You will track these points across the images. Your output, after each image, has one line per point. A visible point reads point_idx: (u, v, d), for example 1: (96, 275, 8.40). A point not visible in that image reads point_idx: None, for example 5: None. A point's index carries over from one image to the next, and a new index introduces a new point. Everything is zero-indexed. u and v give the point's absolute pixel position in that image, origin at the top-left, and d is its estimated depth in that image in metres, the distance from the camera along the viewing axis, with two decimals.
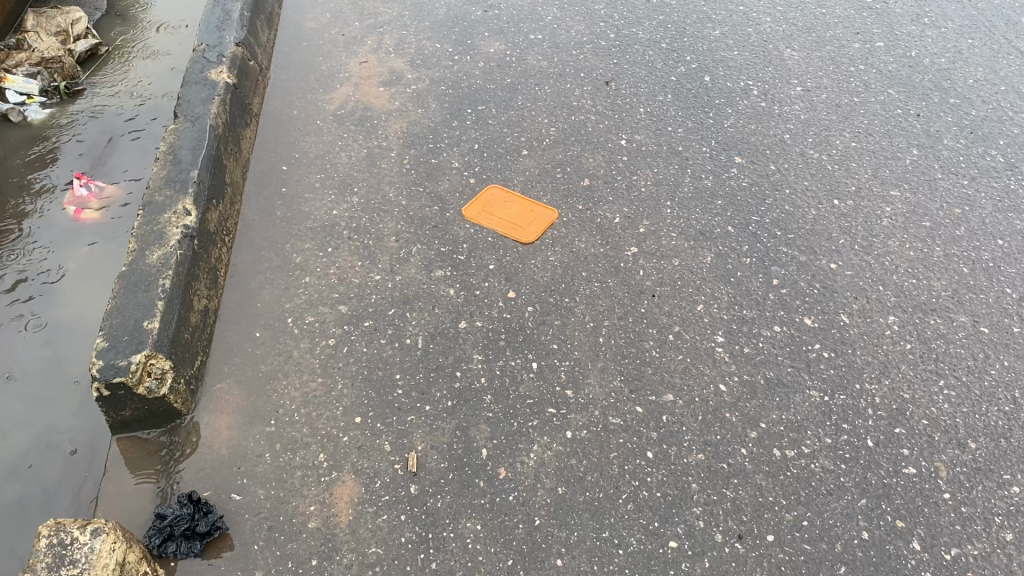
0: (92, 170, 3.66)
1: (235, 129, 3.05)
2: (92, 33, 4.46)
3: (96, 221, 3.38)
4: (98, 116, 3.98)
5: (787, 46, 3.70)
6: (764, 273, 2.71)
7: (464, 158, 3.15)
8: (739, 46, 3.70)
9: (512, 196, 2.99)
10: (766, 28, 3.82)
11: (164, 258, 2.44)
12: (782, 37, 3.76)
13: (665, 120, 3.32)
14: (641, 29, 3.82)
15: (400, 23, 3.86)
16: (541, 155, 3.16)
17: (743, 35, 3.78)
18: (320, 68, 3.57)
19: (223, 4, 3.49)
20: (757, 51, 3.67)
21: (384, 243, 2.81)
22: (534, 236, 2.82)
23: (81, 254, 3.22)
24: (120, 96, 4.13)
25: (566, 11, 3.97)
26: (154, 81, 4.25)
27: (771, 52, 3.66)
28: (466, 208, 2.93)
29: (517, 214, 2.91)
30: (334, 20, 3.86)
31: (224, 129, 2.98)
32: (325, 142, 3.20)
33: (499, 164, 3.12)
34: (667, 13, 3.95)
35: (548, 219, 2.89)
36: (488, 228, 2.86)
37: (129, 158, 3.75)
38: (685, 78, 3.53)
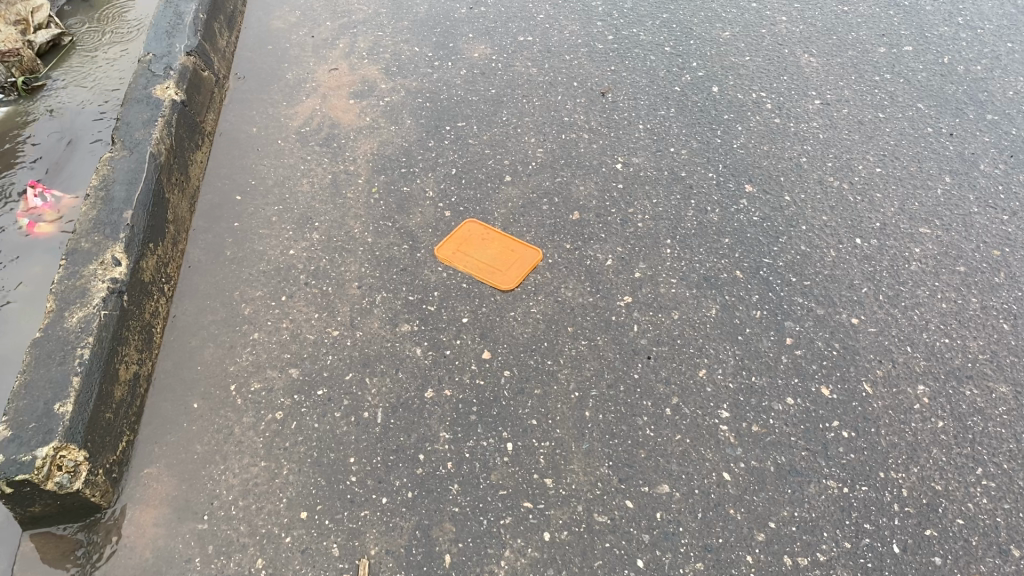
0: (49, 178, 3.32)
1: (182, 154, 2.72)
2: (53, 22, 4.05)
3: (51, 236, 3.07)
4: (54, 116, 3.62)
5: (805, 50, 3.33)
6: (776, 330, 2.38)
7: (440, 186, 2.81)
8: (752, 51, 3.33)
9: (492, 232, 2.65)
10: (781, 29, 3.45)
11: (85, 321, 2.12)
12: (799, 40, 3.38)
13: (666, 139, 2.96)
14: (642, 30, 3.45)
15: (377, 22, 3.50)
16: (526, 182, 2.82)
17: (756, 37, 3.41)
18: (285, 76, 3.22)
19: (176, 4, 3.13)
20: (771, 56, 3.30)
21: (345, 290, 2.49)
22: (515, 282, 2.50)
23: (32, 277, 2.90)
24: (80, 92, 3.76)
25: (560, 9, 3.59)
26: (116, 74, 3.88)
27: (787, 57, 3.30)
28: (440, 247, 2.61)
29: (497, 255, 2.58)
30: (303, 20, 3.50)
31: (168, 156, 2.64)
32: (286, 167, 2.86)
33: (479, 193, 2.79)
34: (672, 11, 3.57)
35: (532, 262, 2.56)
36: (463, 273, 2.54)
37: (90, 161, 3.40)
38: (690, 88, 3.17)
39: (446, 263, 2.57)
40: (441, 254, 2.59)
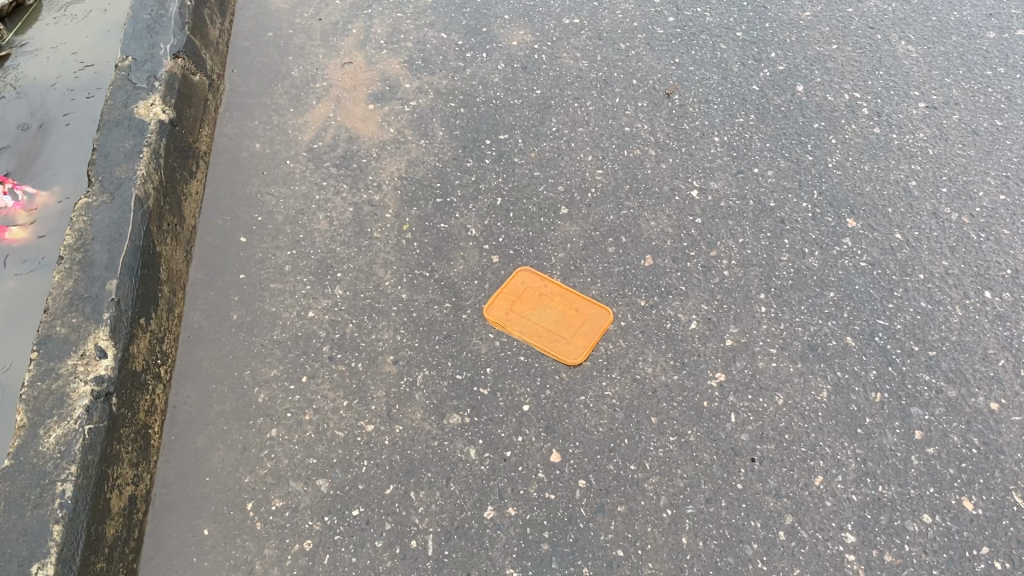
0: (17, 171, 2.71)
1: (173, 191, 2.25)
2: None
3: (27, 247, 2.47)
4: (31, 85, 3.03)
5: (901, 36, 2.84)
6: (901, 421, 1.99)
7: (484, 222, 2.35)
8: (839, 37, 2.83)
9: (550, 285, 2.22)
10: (870, 7, 2.94)
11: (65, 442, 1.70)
12: (892, 23, 2.89)
13: (748, 156, 2.50)
14: (707, 8, 2.94)
15: None
16: (586, 216, 2.36)
17: (841, 18, 2.90)
18: (290, 74, 2.72)
19: None
20: (862, 43, 2.81)
21: (378, 368, 2.06)
22: (583, 353, 2.09)
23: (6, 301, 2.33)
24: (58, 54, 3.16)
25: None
26: (99, 30, 3.27)
27: (880, 45, 2.80)
28: (489, 305, 2.18)
29: (559, 316, 2.16)
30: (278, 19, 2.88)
31: (157, 196, 2.18)
32: (297, 197, 2.40)
33: (532, 231, 2.33)
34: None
35: (601, 325, 2.14)
36: (520, 341, 2.11)
37: (66, 152, 2.79)
38: (771, 86, 2.69)
39: (499, 326, 2.14)
40: (492, 315, 2.16)
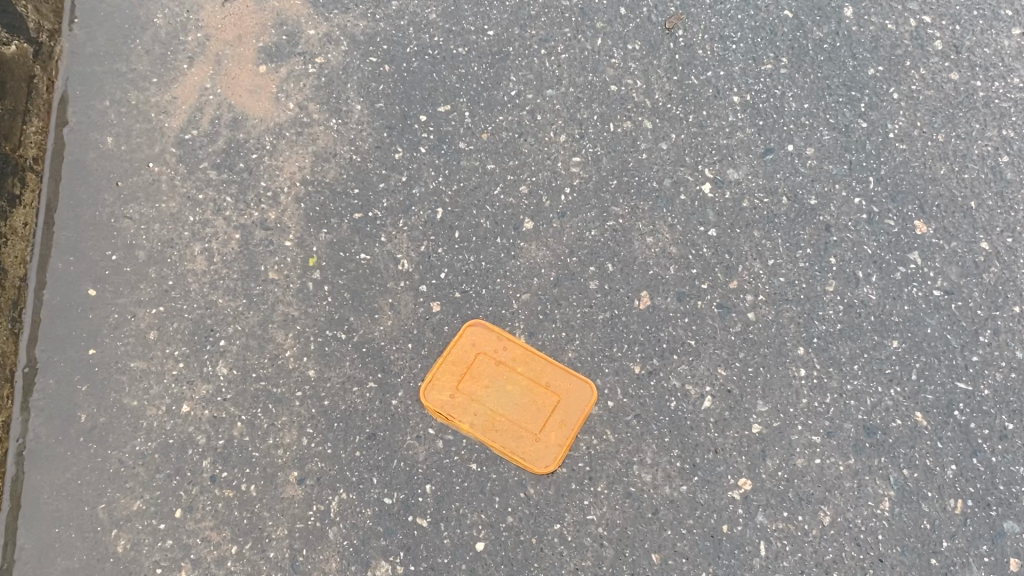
0: None
1: None
2: None
3: None
4: None
5: None
6: (991, 544, 1.48)
7: (420, 247, 1.71)
8: None
9: (510, 348, 1.63)
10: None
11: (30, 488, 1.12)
12: None
13: (779, 125, 1.82)
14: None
15: None
16: (558, 233, 1.72)
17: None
18: (148, 14, 1.93)
19: None
20: None
21: (277, 492, 1.53)
22: (558, 455, 1.53)
23: None
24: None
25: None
26: None
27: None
28: (429, 385, 1.59)
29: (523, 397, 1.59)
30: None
31: None
32: (165, 222, 1.75)
33: (484, 261, 1.70)
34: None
35: (581, 407, 1.57)
36: (471, 441, 1.55)
37: None
38: (810, 8, 1.94)
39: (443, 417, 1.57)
40: (434, 399, 1.58)
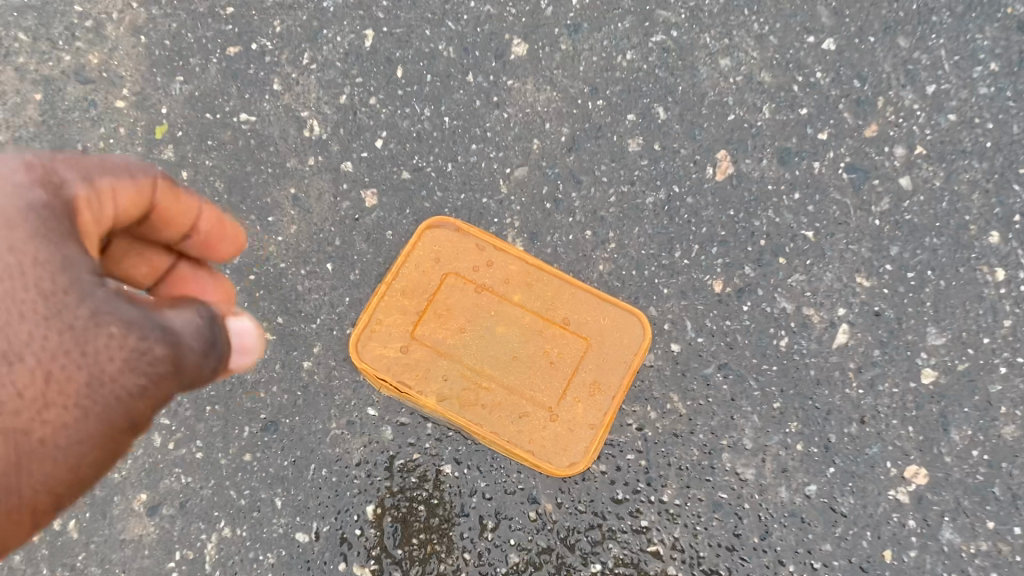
0: None
1: None
2: None
3: None
4: None
5: None
6: None
7: (339, 99, 1.02)
8: None
9: (498, 261, 0.95)
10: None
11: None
12: None
13: None
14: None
15: None
16: (569, 60, 1.02)
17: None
18: None
19: None
20: None
21: (116, 531, 0.90)
22: (592, 442, 0.88)
23: None
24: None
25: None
26: None
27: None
28: (363, 333, 0.92)
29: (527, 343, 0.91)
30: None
31: None
32: None
33: (448, 116, 1.00)
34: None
35: (626, 356, 0.91)
36: (441, 428, 0.90)
37: None
38: None
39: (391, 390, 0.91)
40: (375, 358, 0.92)
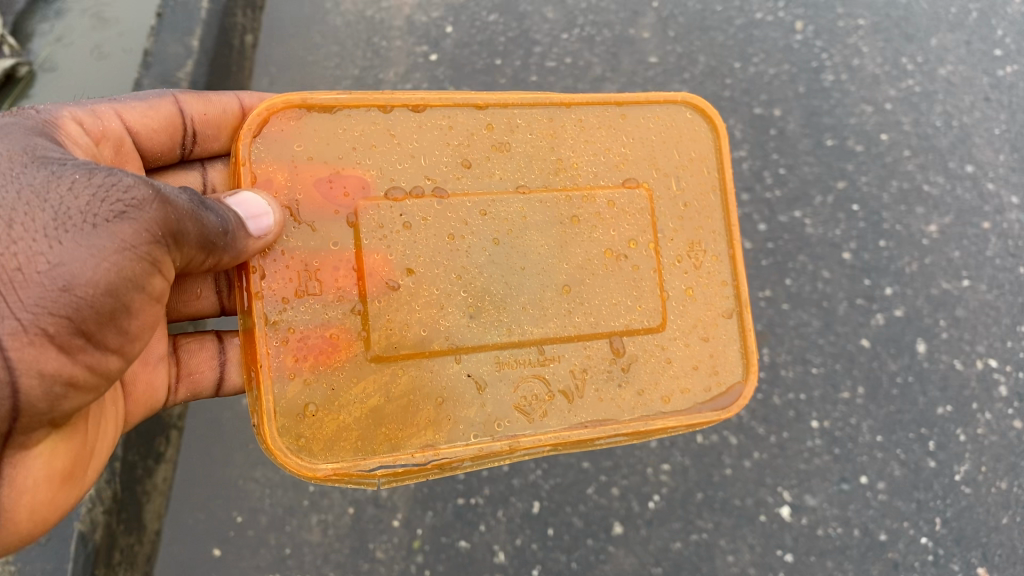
0: None
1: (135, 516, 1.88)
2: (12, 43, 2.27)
3: None
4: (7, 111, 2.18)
5: None
6: None
7: (534, 552, 2.01)
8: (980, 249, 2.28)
9: (463, 188, 1.50)
10: (997, 165, 2.35)
11: (509, 459, 1.56)
12: None
13: (855, 457, 2.10)
14: (801, 156, 2.35)
15: (424, 68, 2.39)
16: (644, 544, 2.02)
17: (964, 188, 2.33)
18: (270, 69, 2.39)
19: None
20: (1006, 264, 2.27)
21: None
22: (744, 321, 1.64)
23: None
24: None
25: (666, 80, 2.40)
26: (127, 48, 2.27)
27: (1009, 239, 2.29)
28: (266, 438, 1.36)
29: (540, 240, 1.53)
30: (327, 76, 2.38)
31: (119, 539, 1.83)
32: (287, 488, 2.04)
33: (584, 563, 2.01)
34: (830, 108, 2.40)
35: (708, 181, 1.66)
36: (578, 447, 1.56)
37: None
38: (888, 348, 2.18)
39: (389, 451, 1.43)
40: (318, 458, 1.40)
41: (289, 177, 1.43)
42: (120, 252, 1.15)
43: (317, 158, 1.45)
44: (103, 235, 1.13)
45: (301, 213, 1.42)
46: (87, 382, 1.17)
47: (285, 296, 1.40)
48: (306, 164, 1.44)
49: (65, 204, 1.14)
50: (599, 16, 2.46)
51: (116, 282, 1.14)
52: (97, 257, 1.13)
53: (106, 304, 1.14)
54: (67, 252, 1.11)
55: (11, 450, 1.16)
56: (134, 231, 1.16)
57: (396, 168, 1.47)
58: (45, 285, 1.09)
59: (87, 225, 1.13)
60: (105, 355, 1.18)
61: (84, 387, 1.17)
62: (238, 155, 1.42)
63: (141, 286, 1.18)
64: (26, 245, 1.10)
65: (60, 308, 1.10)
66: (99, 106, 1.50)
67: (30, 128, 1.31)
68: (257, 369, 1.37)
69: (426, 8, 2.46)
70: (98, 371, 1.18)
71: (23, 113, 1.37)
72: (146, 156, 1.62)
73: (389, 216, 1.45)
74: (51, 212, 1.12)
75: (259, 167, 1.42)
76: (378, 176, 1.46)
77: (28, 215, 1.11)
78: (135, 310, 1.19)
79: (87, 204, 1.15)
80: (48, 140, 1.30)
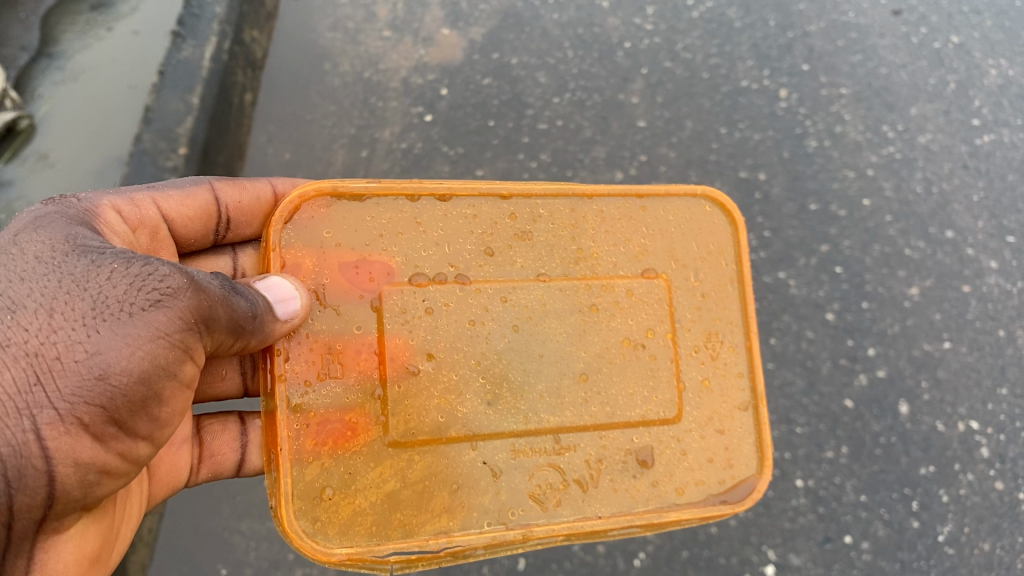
0: None
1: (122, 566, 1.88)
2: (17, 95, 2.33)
3: None
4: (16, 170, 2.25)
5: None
6: None
7: None
8: (961, 311, 2.33)
9: (485, 275, 1.54)
10: (976, 230, 2.41)
11: (522, 548, 1.56)
12: None
13: (839, 516, 2.12)
14: (785, 219, 2.41)
15: (417, 127, 2.45)
16: None
17: (943, 253, 2.38)
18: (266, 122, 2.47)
19: None
20: (987, 326, 2.31)
21: None
22: (759, 414, 1.67)
23: None
24: (115, 46, 2.45)
25: (654, 143, 2.47)
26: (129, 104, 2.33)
27: (988, 302, 2.34)
28: (280, 520, 1.37)
29: (559, 328, 1.56)
30: (324, 135, 2.45)
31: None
32: (272, 541, 2.04)
33: None
34: (813, 173, 2.46)
35: (726, 274, 1.71)
36: (591, 539, 1.57)
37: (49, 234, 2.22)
38: (871, 408, 2.22)
39: (402, 538, 1.43)
40: (331, 543, 1.39)
41: (316, 263, 1.47)
42: (157, 340, 1.17)
43: (345, 245, 1.49)
44: (141, 323, 1.16)
45: (327, 297, 1.46)
46: (118, 469, 1.19)
47: (307, 380, 1.42)
48: (334, 250, 1.49)
49: (103, 293, 1.16)
50: (590, 81, 2.54)
51: (150, 370, 1.17)
52: (134, 345, 1.15)
53: (140, 392, 1.16)
54: (107, 341, 1.13)
55: (42, 537, 1.16)
56: (169, 318, 1.19)
57: (420, 256, 1.52)
58: (83, 374, 1.11)
59: (125, 313, 1.16)
60: (136, 441, 1.20)
61: (116, 475, 1.19)
62: (268, 240, 1.46)
63: (173, 373, 1.21)
64: (66, 333, 1.12)
65: (97, 397, 1.12)
66: (137, 194, 1.53)
67: (68, 215, 1.36)
68: (277, 451, 1.38)
69: (421, 70, 2.53)
70: (128, 458, 1.20)
71: (60, 202, 1.40)
72: (180, 243, 1.66)
73: (412, 301, 1.49)
74: (89, 301, 1.15)
75: (288, 252, 1.47)
76: (402, 263, 1.50)
77: (68, 303, 1.14)
78: (166, 396, 1.22)
79: (124, 292, 1.18)
80: (82, 227, 1.34)
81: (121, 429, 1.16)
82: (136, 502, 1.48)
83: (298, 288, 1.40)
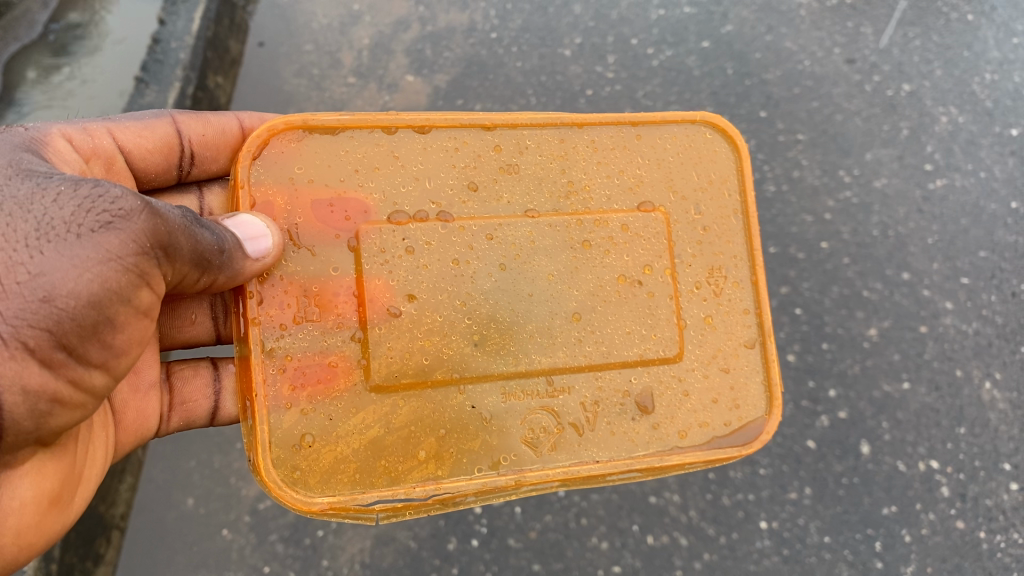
0: None
1: None
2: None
3: None
4: None
5: (979, 335, 2.38)
6: None
7: None
8: (919, 353, 2.36)
9: (469, 212, 1.55)
10: (932, 272, 2.45)
11: (516, 495, 1.58)
12: (1007, 347, 2.37)
13: (802, 557, 2.13)
14: None
15: None
16: None
17: (900, 294, 2.42)
18: None
19: None
20: (944, 367, 2.34)
21: None
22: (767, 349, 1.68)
23: None
24: (82, 88, 2.45)
25: None
26: None
27: (945, 343, 2.37)
28: (259, 469, 1.39)
29: (547, 263, 1.57)
30: None
31: None
32: None
33: None
34: (772, 217, 2.50)
35: (729, 206, 1.70)
36: (590, 482, 1.59)
37: None
38: (834, 449, 2.23)
39: (388, 485, 1.45)
40: (317, 493, 1.42)
41: (288, 200, 1.47)
42: (108, 263, 1.17)
43: (317, 181, 1.49)
44: (90, 246, 1.16)
45: (301, 238, 1.47)
46: (68, 401, 1.19)
47: (283, 323, 1.44)
48: (306, 186, 1.49)
49: (48, 215, 1.17)
50: None
51: (100, 293, 1.16)
52: (82, 267, 1.14)
53: (89, 316, 1.16)
54: (51, 264, 1.14)
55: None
56: (123, 241, 1.18)
57: (398, 192, 1.52)
58: (25, 296, 1.11)
59: (72, 235, 1.16)
60: (91, 370, 1.20)
61: (70, 404, 1.20)
62: (237, 178, 1.47)
63: (128, 299, 1.20)
64: (7, 256, 1.13)
65: (41, 319, 1.12)
66: (91, 124, 1.58)
67: (15, 143, 1.37)
68: (251, 398, 1.40)
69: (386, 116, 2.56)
70: (82, 388, 1.20)
71: (11, 130, 1.43)
72: (141, 177, 1.70)
73: (391, 240, 1.50)
74: (36, 224, 1.15)
75: (258, 189, 1.47)
76: (380, 200, 1.51)
77: (13, 226, 1.15)
78: (122, 323, 1.21)
79: (75, 215, 1.18)
80: (33, 158, 1.34)
81: (68, 357, 1.16)
82: (103, 433, 1.49)
83: (269, 228, 1.40)
